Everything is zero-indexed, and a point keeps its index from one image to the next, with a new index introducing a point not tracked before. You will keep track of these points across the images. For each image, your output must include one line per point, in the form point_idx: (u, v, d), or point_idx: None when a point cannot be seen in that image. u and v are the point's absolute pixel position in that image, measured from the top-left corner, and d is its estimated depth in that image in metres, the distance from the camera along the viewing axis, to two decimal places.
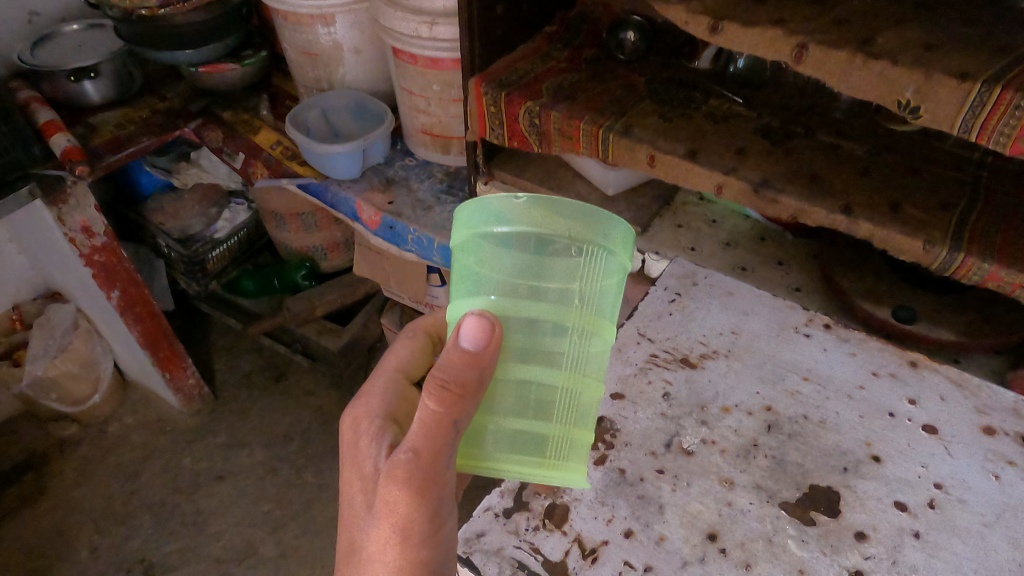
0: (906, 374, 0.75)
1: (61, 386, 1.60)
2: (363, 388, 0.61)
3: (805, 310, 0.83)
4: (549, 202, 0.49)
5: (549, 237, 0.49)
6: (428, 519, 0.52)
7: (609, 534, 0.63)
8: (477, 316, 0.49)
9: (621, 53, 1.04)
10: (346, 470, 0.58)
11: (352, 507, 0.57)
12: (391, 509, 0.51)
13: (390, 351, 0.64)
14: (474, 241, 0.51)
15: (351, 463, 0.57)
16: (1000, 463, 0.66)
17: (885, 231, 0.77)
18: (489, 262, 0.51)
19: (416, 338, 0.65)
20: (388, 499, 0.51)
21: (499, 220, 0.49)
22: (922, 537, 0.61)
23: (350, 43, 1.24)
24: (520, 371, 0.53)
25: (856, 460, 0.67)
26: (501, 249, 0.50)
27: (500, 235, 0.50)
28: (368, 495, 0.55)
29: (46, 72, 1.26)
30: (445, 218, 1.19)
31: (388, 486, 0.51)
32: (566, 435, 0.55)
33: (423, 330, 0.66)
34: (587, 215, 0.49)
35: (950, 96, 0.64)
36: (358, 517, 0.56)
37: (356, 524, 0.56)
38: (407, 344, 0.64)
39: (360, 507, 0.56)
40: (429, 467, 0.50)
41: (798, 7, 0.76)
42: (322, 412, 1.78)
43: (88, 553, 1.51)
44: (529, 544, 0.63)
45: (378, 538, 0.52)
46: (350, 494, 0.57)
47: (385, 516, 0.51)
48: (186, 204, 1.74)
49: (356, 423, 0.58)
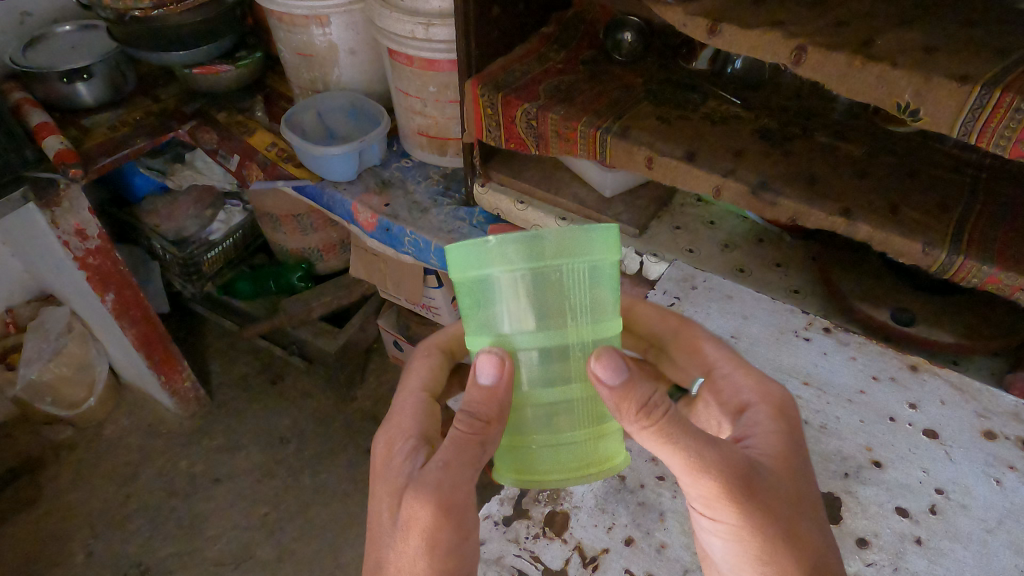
0: (906, 377, 0.76)
1: (56, 389, 1.58)
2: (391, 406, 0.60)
3: (804, 313, 0.85)
4: (530, 237, 0.47)
5: (542, 268, 0.48)
6: (455, 532, 0.51)
7: (610, 542, 0.63)
8: (488, 353, 0.50)
9: (619, 53, 1.03)
10: (374, 488, 0.57)
11: (376, 523, 0.56)
12: (416, 523, 0.50)
13: (408, 370, 0.63)
14: (468, 283, 0.50)
15: (379, 480, 0.56)
16: (1001, 467, 0.68)
17: (884, 234, 0.76)
18: (485, 302, 0.51)
19: (431, 355, 0.64)
20: (415, 515, 0.50)
21: (490, 262, 0.48)
22: (923, 544, 0.62)
23: (346, 44, 1.24)
24: (540, 397, 0.54)
25: (857, 465, 0.69)
26: (496, 288, 0.49)
27: (488, 276, 0.49)
28: (391, 509, 0.54)
29: (38, 73, 1.25)
30: (442, 220, 1.18)
31: (417, 500, 0.50)
32: (594, 437, 0.58)
33: (435, 347, 0.65)
34: (568, 237, 0.47)
35: (950, 99, 0.64)
36: (381, 534, 0.55)
37: (379, 542, 0.55)
38: (424, 363, 0.63)
39: (384, 523, 0.54)
40: (458, 483, 0.51)
41: (797, 9, 0.76)
42: (318, 414, 1.78)
43: (84, 557, 1.50)
44: (529, 552, 0.64)
45: (405, 549, 0.51)
46: (376, 510, 0.56)
47: (411, 531, 0.51)
48: (181, 205, 1.73)
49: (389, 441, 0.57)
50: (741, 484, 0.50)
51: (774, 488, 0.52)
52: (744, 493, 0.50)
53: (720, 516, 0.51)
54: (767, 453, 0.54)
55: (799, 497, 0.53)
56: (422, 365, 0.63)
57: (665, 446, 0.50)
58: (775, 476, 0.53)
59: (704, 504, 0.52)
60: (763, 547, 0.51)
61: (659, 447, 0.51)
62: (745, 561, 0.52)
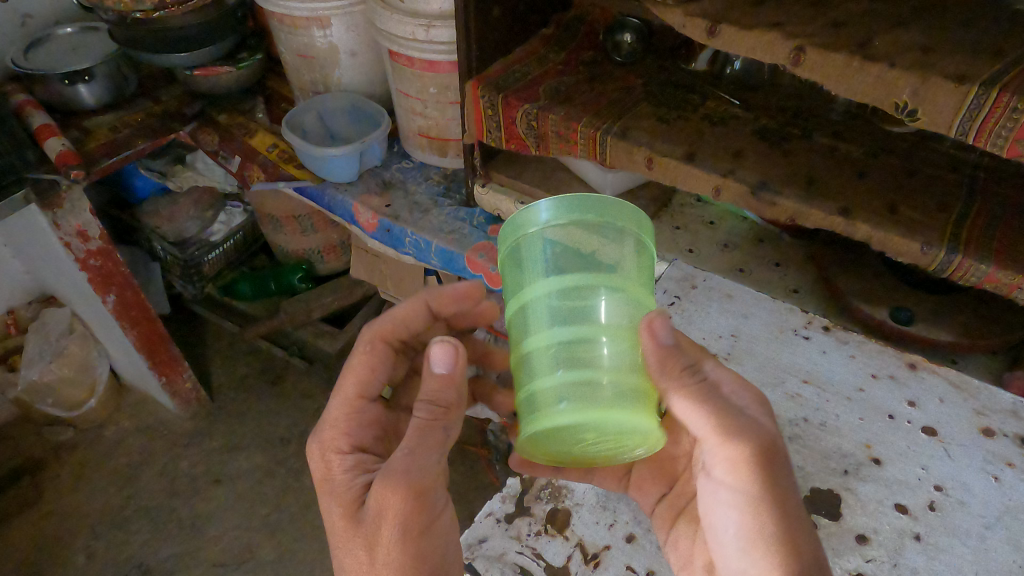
0: (905, 376, 0.77)
1: (57, 390, 1.59)
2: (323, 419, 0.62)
3: (804, 312, 0.85)
4: (581, 201, 0.52)
5: (589, 224, 0.52)
6: (424, 509, 0.51)
7: (611, 539, 0.65)
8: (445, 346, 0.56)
9: (618, 55, 1.04)
10: (321, 506, 0.57)
11: (330, 541, 0.55)
12: (386, 508, 0.50)
13: (347, 367, 0.63)
14: (521, 244, 0.54)
15: (325, 494, 0.56)
16: (1000, 464, 0.68)
17: (882, 233, 0.77)
18: (535, 263, 0.53)
19: (372, 348, 0.64)
20: (381, 500, 0.51)
21: (537, 218, 0.53)
22: (923, 540, 0.63)
23: (347, 45, 1.24)
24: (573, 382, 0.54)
25: (857, 463, 0.69)
26: (548, 246, 0.53)
27: (540, 235, 0.53)
28: (350, 515, 0.54)
29: (39, 75, 1.25)
30: (442, 221, 1.18)
31: (382, 484, 0.51)
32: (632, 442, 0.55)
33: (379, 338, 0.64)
34: (614, 203, 0.53)
35: (947, 98, 0.64)
36: (338, 545, 0.54)
37: (336, 558, 0.54)
38: (363, 359, 0.63)
39: (341, 534, 0.54)
40: (424, 461, 0.52)
41: (795, 10, 0.76)
42: (319, 414, 1.78)
43: (85, 558, 1.51)
44: (531, 549, 0.65)
45: (377, 540, 0.51)
46: (327, 528, 0.56)
47: (380, 521, 0.51)
48: (182, 206, 1.71)
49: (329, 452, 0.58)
50: (765, 450, 0.52)
51: (794, 469, 0.54)
52: (770, 458, 0.52)
53: (739, 483, 0.53)
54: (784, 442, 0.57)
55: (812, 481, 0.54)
56: (364, 359, 0.63)
57: (700, 406, 0.54)
58: (793, 459, 0.55)
59: (726, 470, 0.54)
60: (777, 522, 0.50)
61: (693, 409, 0.54)
62: (755, 537, 0.51)
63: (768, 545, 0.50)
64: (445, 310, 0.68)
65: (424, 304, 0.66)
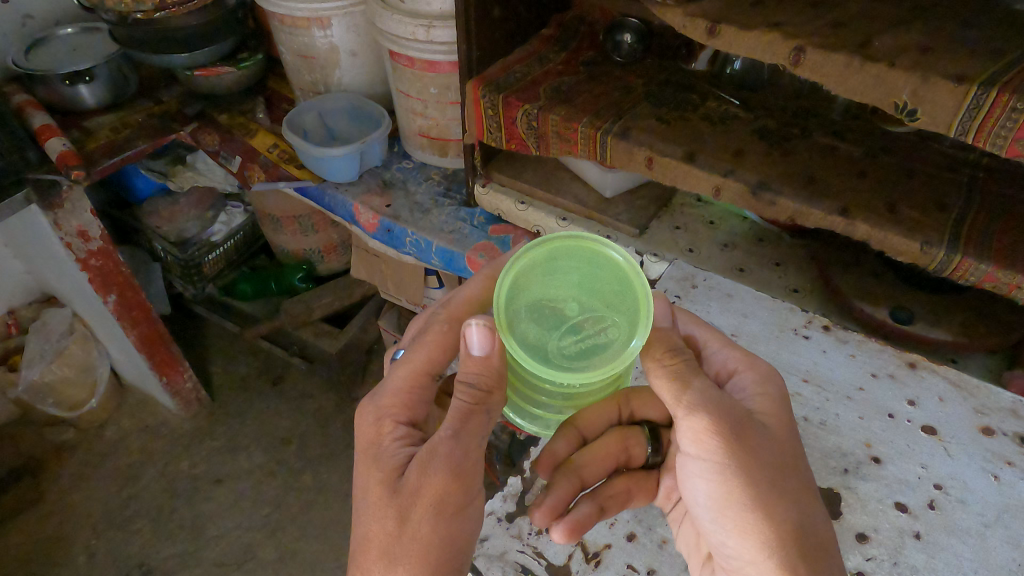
0: (905, 375, 0.78)
1: (58, 391, 1.59)
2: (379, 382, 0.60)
3: (804, 311, 0.86)
4: None
5: None
6: (462, 492, 0.53)
7: (612, 538, 0.70)
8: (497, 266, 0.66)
9: (618, 55, 1.04)
10: (359, 468, 0.57)
11: (361, 505, 0.55)
12: (425, 486, 0.52)
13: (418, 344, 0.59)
14: None
15: (368, 460, 0.56)
16: (998, 463, 0.69)
17: (882, 232, 0.77)
18: None
19: (451, 331, 0.60)
20: (420, 474, 0.52)
21: None
22: (923, 538, 0.64)
23: (347, 45, 1.24)
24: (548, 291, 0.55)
25: (856, 462, 0.70)
26: None
27: None
28: (389, 481, 0.54)
29: (40, 76, 1.25)
30: (443, 220, 1.18)
31: (425, 459, 0.52)
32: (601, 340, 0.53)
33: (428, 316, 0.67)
34: None
35: (946, 99, 0.64)
36: (365, 513, 0.54)
37: (363, 525, 0.54)
38: (442, 337, 0.59)
39: (376, 503, 0.53)
40: (466, 448, 0.53)
41: (796, 10, 0.77)
42: (319, 414, 1.78)
43: (86, 558, 1.51)
44: (531, 548, 0.71)
45: (412, 516, 0.52)
46: (360, 490, 0.55)
47: (418, 495, 0.52)
48: (182, 206, 1.72)
49: (381, 420, 0.57)
50: (730, 424, 0.54)
51: (764, 441, 0.56)
52: (733, 436, 0.54)
53: (705, 456, 0.55)
54: (765, 411, 0.58)
55: (787, 451, 0.57)
56: (438, 337, 0.59)
57: (666, 384, 0.55)
58: (770, 430, 0.57)
59: (693, 447, 0.56)
60: (742, 495, 0.54)
61: (660, 383, 0.56)
62: (724, 506, 0.55)
63: (738, 516, 0.55)
64: None
65: (491, 277, 0.65)
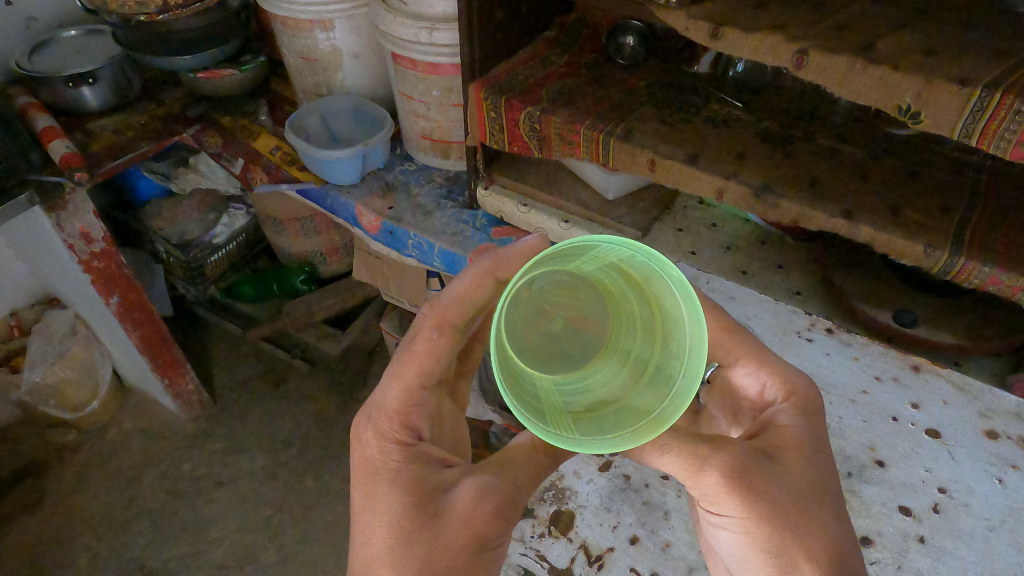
0: (908, 378, 0.80)
1: (60, 392, 1.59)
2: (372, 397, 0.60)
3: (806, 314, 0.89)
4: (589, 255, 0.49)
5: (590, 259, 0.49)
6: (499, 528, 0.56)
7: (615, 541, 0.74)
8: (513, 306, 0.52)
9: (620, 57, 1.04)
10: (367, 486, 0.57)
11: (379, 524, 0.55)
12: (476, 515, 0.54)
13: (407, 351, 0.59)
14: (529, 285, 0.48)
15: (374, 476, 0.57)
16: (1003, 467, 0.72)
17: (885, 234, 0.77)
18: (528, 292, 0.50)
19: (440, 337, 0.59)
20: (471, 503, 0.55)
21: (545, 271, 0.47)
22: (926, 542, 0.67)
23: (350, 48, 1.25)
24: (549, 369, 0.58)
25: (861, 465, 0.73)
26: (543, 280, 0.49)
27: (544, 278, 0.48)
28: (423, 502, 0.55)
29: (45, 78, 1.25)
30: (445, 223, 1.18)
31: (479, 490, 0.55)
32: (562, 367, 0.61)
33: (444, 325, 0.59)
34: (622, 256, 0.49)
35: (951, 102, 0.64)
36: (380, 531, 0.54)
37: (379, 541, 0.54)
38: (428, 346, 0.59)
39: (402, 522, 0.54)
40: (521, 495, 0.58)
41: (798, 12, 0.77)
42: (321, 416, 1.78)
43: (87, 560, 1.51)
44: (534, 550, 0.75)
45: (451, 536, 0.54)
46: (374, 508, 0.55)
47: (465, 521, 0.54)
48: (184, 208, 1.72)
49: (383, 438, 0.58)
50: (742, 475, 0.52)
51: (780, 486, 0.53)
52: (746, 490, 0.52)
53: (726, 510, 0.53)
54: (785, 448, 0.56)
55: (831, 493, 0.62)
56: (429, 344, 0.59)
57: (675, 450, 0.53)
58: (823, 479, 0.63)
59: (709, 502, 0.54)
60: (764, 543, 0.52)
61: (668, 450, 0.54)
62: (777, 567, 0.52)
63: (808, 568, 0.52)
64: (501, 267, 0.59)
65: (489, 275, 0.59)
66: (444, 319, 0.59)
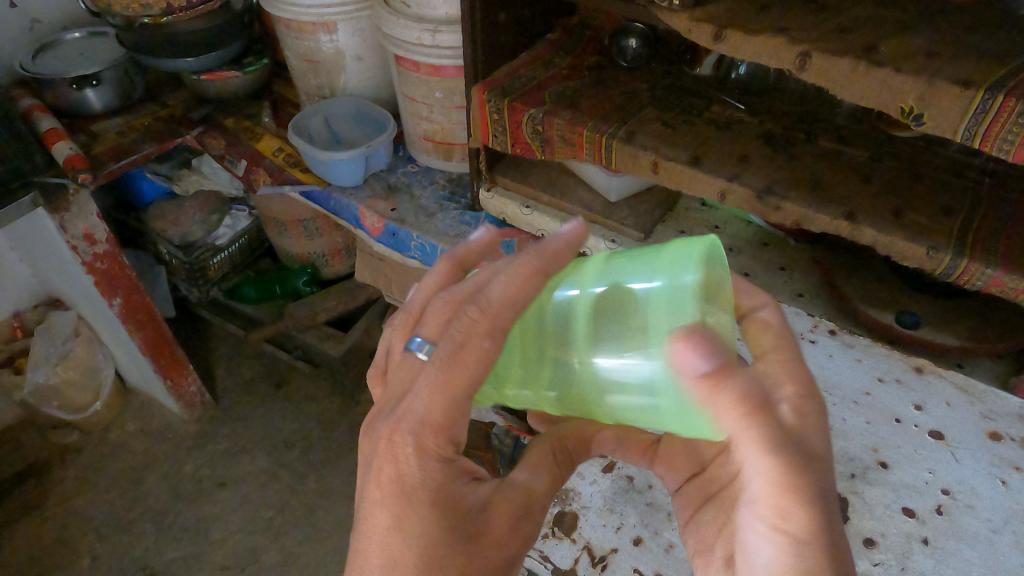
0: (911, 379, 0.81)
1: (63, 393, 1.59)
2: (415, 403, 0.47)
3: (810, 316, 0.89)
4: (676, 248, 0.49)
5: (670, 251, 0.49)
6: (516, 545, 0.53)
7: (618, 542, 0.75)
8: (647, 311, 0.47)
9: (623, 59, 1.04)
10: (401, 510, 0.47)
11: (408, 554, 0.46)
12: (507, 539, 0.52)
13: (465, 364, 0.46)
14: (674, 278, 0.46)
15: (411, 500, 0.47)
16: (1007, 468, 0.72)
17: (889, 235, 0.77)
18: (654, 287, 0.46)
19: (497, 349, 0.47)
20: (505, 528, 0.51)
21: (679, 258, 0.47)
22: (930, 544, 0.67)
23: (353, 50, 1.25)
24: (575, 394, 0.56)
25: (864, 467, 0.73)
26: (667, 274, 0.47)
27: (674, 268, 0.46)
28: (464, 531, 0.48)
29: (48, 80, 1.26)
30: (448, 225, 1.19)
31: (512, 516, 0.52)
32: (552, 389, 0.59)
33: (501, 335, 0.47)
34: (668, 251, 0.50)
35: (952, 103, 0.65)
36: (413, 564, 0.46)
37: (414, 573, 0.46)
38: (484, 361, 0.46)
39: (441, 554, 0.47)
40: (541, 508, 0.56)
41: (800, 14, 0.77)
42: (323, 418, 1.78)
43: (89, 561, 1.51)
44: (538, 552, 0.75)
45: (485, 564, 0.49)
46: (406, 533, 0.47)
47: (497, 548, 0.51)
48: (187, 211, 1.72)
49: (428, 461, 0.47)
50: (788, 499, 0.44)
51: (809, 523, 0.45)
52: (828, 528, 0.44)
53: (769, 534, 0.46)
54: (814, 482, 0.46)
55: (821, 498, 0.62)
56: None
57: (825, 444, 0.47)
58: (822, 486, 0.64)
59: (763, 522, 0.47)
60: None
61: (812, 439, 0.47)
62: None
63: None
64: (554, 262, 0.48)
65: (541, 275, 0.48)
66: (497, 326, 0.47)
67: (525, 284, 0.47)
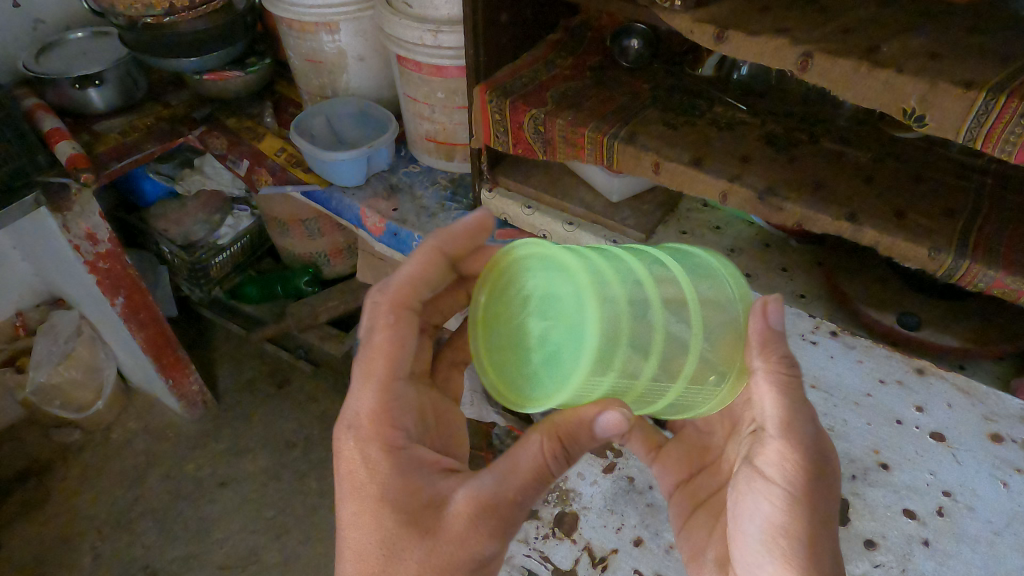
0: (913, 381, 0.81)
1: (65, 392, 1.60)
2: (348, 406, 0.61)
3: (810, 317, 0.89)
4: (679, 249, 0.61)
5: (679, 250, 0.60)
6: (493, 539, 0.54)
7: (619, 543, 0.75)
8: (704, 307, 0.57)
9: (625, 60, 1.04)
10: (355, 504, 0.57)
11: (368, 541, 0.55)
12: (469, 533, 0.53)
13: (374, 345, 0.60)
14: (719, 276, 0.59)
15: (359, 494, 0.57)
16: (1007, 470, 0.72)
17: (890, 237, 0.77)
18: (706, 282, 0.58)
19: (398, 320, 0.61)
20: (462, 524, 0.53)
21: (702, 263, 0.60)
22: (930, 545, 0.67)
23: (355, 50, 1.25)
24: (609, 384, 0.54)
25: (865, 468, 0.73)
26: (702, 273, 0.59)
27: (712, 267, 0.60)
28: (411, 521, 0.54)
29: (51, 80, 1.26)
30: (449, 225, 1.19)
31: (471, 510, 0.54)
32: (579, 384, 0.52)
33: (399, 308, 0.61)
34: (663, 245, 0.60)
35: (954, 104, 0.64)
36: (373, 548, 0.55)
37: (370, 555, 0.55)
38: (388, 337, 0.60)
39: (390, 539, 0.54)
40: (520, 509, 0.55)
41: (801, 15, 0.77)
42: (325, 418, 1.78)
43: (92, 559, 1.52)
44: (538, 552, 0.75)
45: (441, 555, 0.53)
46: (364, 523, 0.56)
47: (455, 543, 0.53)
48: (191, 210, 1.74)
49: (365, 457, 0.57)
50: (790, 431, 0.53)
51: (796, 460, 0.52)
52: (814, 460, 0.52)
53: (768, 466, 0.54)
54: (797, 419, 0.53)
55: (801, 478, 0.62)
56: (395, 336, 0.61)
57: (777, 396, 0.53)
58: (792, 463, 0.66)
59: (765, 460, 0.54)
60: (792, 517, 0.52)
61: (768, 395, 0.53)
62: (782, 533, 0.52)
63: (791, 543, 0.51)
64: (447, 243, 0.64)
65: (437, 251, 0.64)
66: (398, 302, 0.62)
67: (427, 262, 0.64)
